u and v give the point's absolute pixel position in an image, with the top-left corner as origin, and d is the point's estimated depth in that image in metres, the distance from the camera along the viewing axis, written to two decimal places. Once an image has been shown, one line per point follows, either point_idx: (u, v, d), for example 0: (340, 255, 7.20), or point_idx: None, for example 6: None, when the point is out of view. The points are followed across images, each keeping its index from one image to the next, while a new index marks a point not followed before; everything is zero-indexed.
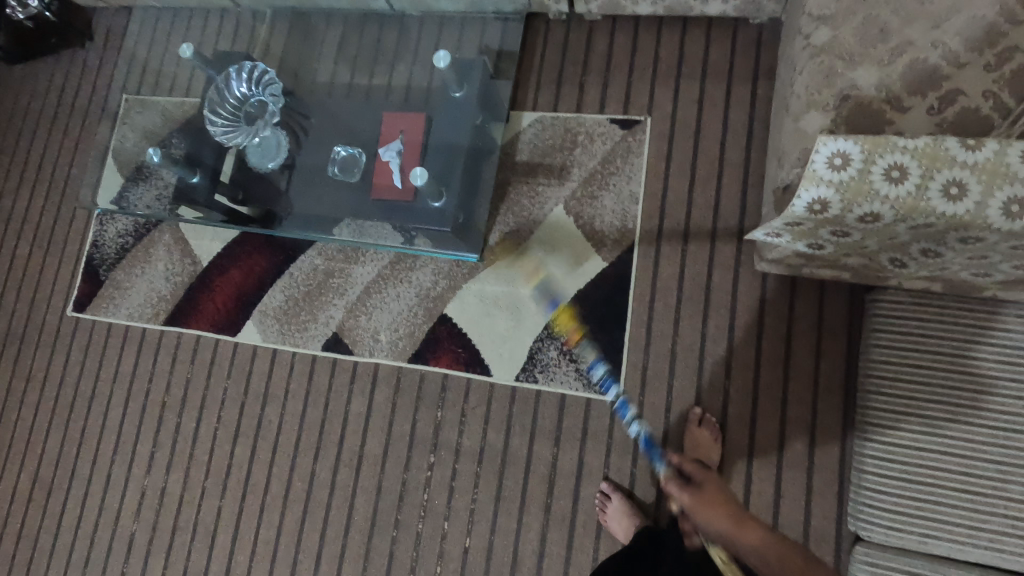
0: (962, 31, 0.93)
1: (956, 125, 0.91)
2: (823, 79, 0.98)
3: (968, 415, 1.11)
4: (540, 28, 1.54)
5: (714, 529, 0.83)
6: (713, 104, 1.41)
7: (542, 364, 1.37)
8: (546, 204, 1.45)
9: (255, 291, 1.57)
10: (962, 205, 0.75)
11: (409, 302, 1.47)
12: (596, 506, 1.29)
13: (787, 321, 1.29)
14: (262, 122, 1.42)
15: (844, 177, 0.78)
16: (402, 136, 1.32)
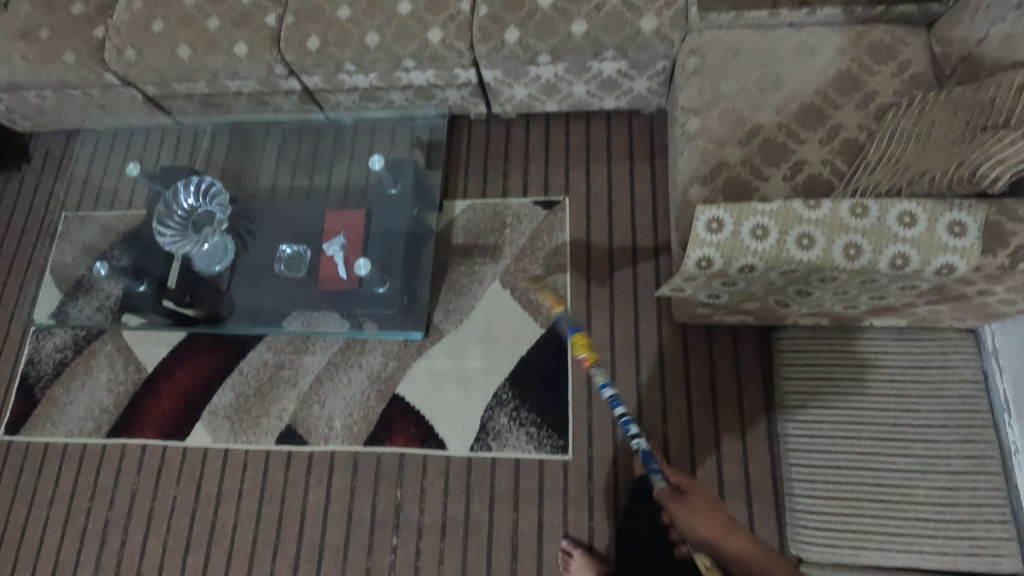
0: (798, 115, 1.16)
1: (805, 188, 1.11)
2: (700, 159, 1.18)
3: (869, 430, 1.27)
4: (464, 127, 1.74)
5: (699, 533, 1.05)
6: (620, 182, 1.61)
7: (494, 432, 1.44)
8: (484, 280, 1.57)
9: (204, 391, 1.58)
10: (813, 252, 0.92)
11: (360, 385, 1.52)
12: (560, 564, 1.32)
13: (710, 365, 1.41)
14: (210, 231, 1.47)
15: (721, 238, 0.95)
16: (344, 230, 1.42)
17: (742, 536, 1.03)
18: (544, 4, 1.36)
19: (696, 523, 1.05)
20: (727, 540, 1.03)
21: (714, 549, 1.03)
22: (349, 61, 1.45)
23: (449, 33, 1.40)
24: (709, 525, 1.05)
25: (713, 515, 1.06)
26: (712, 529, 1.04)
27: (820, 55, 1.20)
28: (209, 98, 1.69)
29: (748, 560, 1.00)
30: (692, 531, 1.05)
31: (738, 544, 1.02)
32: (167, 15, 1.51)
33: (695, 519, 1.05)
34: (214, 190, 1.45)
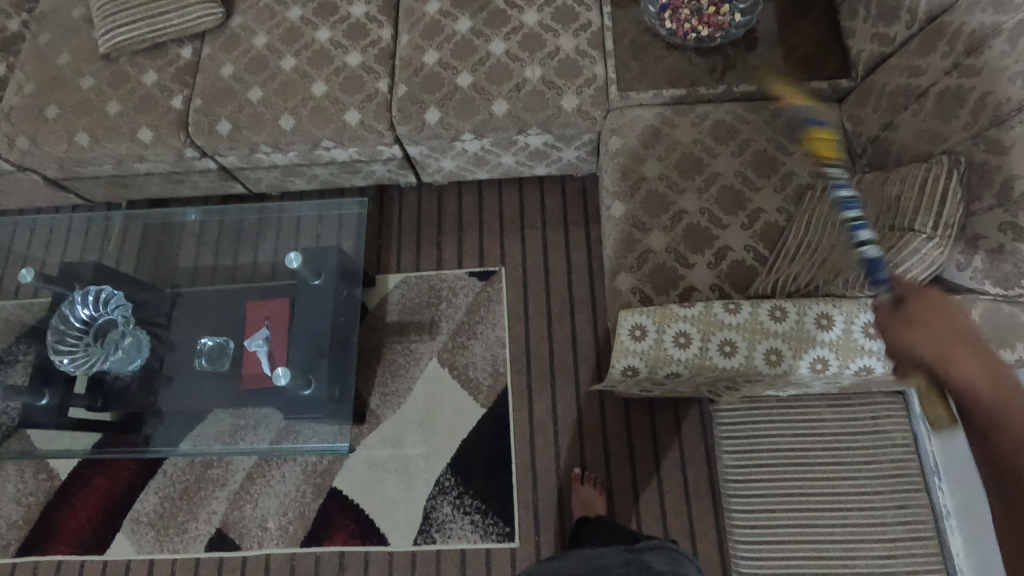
0: (720, 198, 1.16)
1: (730, 275, 1.11)
2: (626, 245, 1.16)
3: (811, 503, 1.23)
4: (395, 195, 1.68)
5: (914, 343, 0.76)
6: (556, 249, 1.59)
7: (438, 522, 1.38)
8: (421, 359, 1.52)
9: (125, 498, 1.47)
10: (735, 359, 0.91)
11: (295, 481, 1.44)
12: None
13: (653, 440, 1.40)
14: (114, 345, 1.35)
15: (645, 346, 0.93)
16: (267, 322, 1.34)
17: (975, 359, 0.71)
18: (464, 83, 1.32)
19: (917, 344, 0.75)
20: (954, 368, 0.72)
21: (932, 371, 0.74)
22: (264, 143, 1.37)
23: (368, 115, 1.34)
24: (930, 348, 0.73)
25: (951, 326, 0.74)
26: (934, 352, 0.73)
27: (738, 134, 1.21)
28: (117, 179, 1.57)
29: (968, 387, 0.71)
30: (907, 352, 0.77)
31: (968, 371, 0.71)
32: (63, 100, 1.41)
33: (920, 341, 0.75)
34: (110, 295, 1.33)
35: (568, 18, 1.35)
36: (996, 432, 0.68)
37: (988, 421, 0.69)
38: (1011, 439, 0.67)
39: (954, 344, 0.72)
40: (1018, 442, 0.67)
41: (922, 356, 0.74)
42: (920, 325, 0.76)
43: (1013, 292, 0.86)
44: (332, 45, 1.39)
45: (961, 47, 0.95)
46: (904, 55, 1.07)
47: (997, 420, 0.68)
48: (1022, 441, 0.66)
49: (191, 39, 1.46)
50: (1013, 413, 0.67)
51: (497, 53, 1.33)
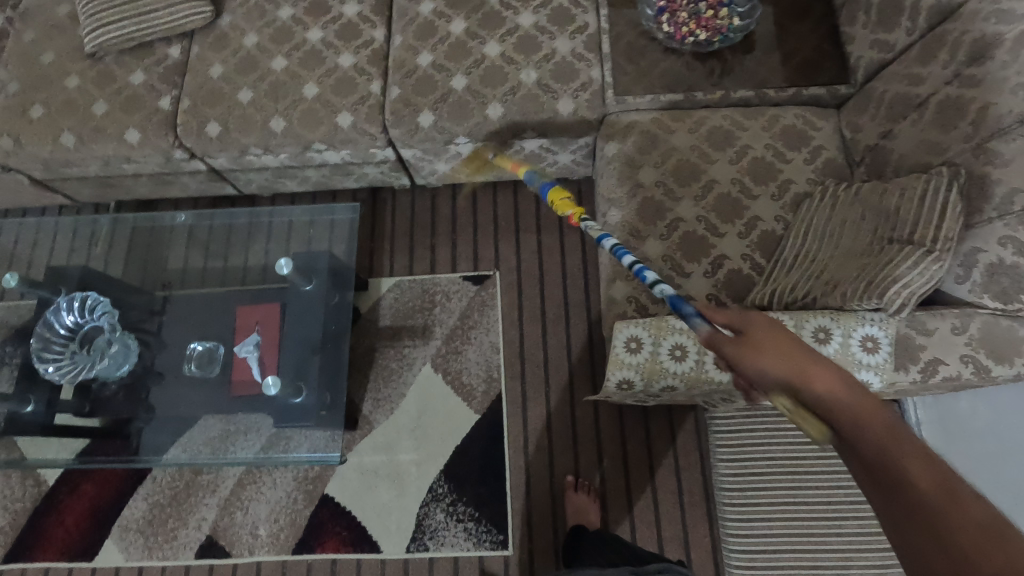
0: (717, 206, 1.15)
1: (727, 285, 1.09)
2: (622, 253, 1.15)
3: (806, 511, 1.21)
4: (388, 198, 1.66)
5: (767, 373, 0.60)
6: (550, 253, 1.57)
7: (431, 530, 1.37)
8: (414, 364, 1.50)
9: (114, 505, 1.45)
10: (732, 373, 0.90)
11: (286, 489, 1.43)
12: None
13: (648, 447, 1.39)
14: (100, 351, 1.32)
15: (640, 359, 0.92)
16: (257, 329, 1.33)
17: (834, 379, 0.57)
18: (458, 86, 1.30)
19: (766, 366, 0.60)
20: (827, 391, 0.56)
21: (794, 396, 0.58)
22: (254, 146, 1.35)
23: (360, 117, 1.32)
24: (786, 368, 0.59)
25: (790, 348, 0.60)
26: (794, 371, 0.58)
27: (736, 141, 1.19)
28: (105, 180, 1.54)
29: (841, 413, 0.56)
30: (760, 378, 0.60)
31: (844, 397, 0.56)
32: (48, 99, 1.38)
33: (771, 361, 0.60)
34: (95, 301, 1.32)
35: (564, 20, 1.33)
36: (892, 465, 0.52)
37: (877, 456, 0.53)
38: (919, 474, 0.51)
39: (808, 365, 0.58)
40: (924, 479, 0.50)
41: (780, 380, 0.59)
42: (762, 353, 0.60)
43: (1011, 306, 0.85)
44: (323, 46, 1.37)
45: (962, 56, 0.94)
46: (904, 63, 1.06)
47: (893, 457, 0.52)
48: (925, 483, 0.50)
49: (180, 37, 1.43)
50: (906, 445, 0.53)
51: (492, 55, 1.31)
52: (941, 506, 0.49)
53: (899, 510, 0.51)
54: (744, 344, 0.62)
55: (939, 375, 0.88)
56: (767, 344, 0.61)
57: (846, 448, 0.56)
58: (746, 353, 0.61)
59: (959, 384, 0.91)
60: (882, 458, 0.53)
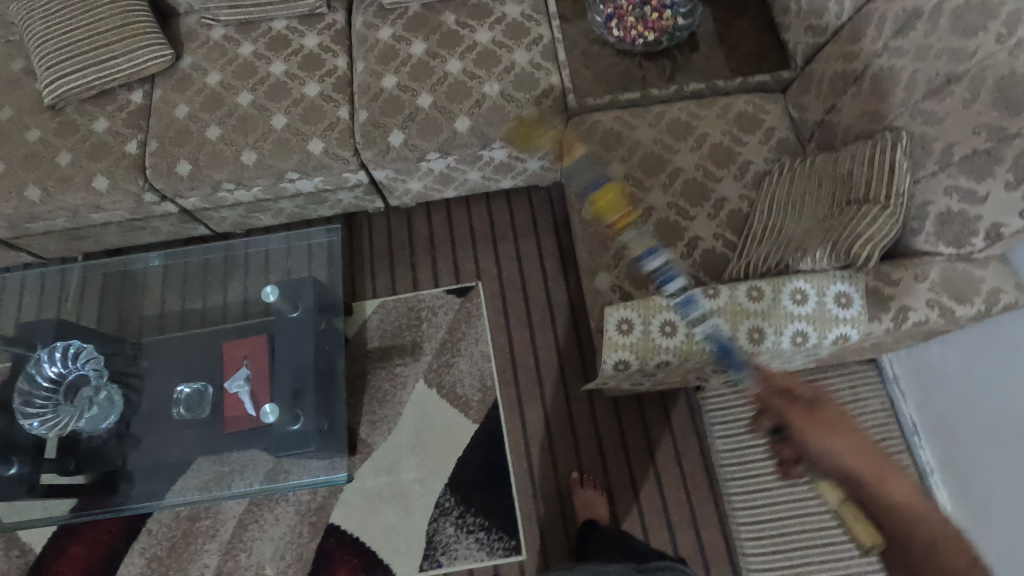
0: (684, 191, 1.20)
1: (703, 264, 1.15)
2: (601, 245, 1.19)
3: (802, 477, 1.34)
4: (363, 222, 1.68)
5: (825, 450, 0.79)
6: (529, 258, 1.61)
7: (442, 545, 1.36)
8: (407, 383, 1.50)
9: (108, 563, 1.39)
10: (720, 342, 0.94)
11: (290, 523, 1.40)
12: None
13: (646, 434, 1.42)
14: (87, 400, 1.30)
15: (632, 339, 0.95)
16: (245, 363, 1.31)
17: (908, 485, 0.78)
18: (425, 104, 1.34)
19: (827, 452, 0.79)
20: (885, 488, 0.78)
21: (859, 488, 0.79)
22: (227, 180, 1.36)
23: (331, 143, 1.34)
24: (862, 464, 0.78)
25: (859, 442, 0.79)
26: (865, 469, 0.78)
27: (694, 130, 1.26)
28: (72, 232, 1.52)
29: (894, 507, 0.77)
30: (818, 453, 0.80)
31: (898, 496, 0.77)
32: (9, 154, 1.36)
33: (835, 452, 0.79)
34: (79, 349, 1.32)
35: (519, 33, 1.39)
36: (924, 550, 0.74)
37: (903, 539, 0.76)
38: (947, 557, 0.73)
39: (884, 470, 0.78)
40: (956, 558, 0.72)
41: (845, 470, 0.79)
42: (825, 435, 0.80)
43: (965, 249, 0.92)
44: (287, 78, 1.39)
45: (888, 30, 1.03)
46: (837, 43, 1.15)
47: (920, 548, 0.74)
48: (959, 569, 0.71)
49: (140, 82, 1.43)
50: (944, 543, 0.74)
51: (454, 72, 1.36)
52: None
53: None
54: (819, 426, 0.81)
55: (909, 321, 0.93)
56: (836, 429, 0.81)
57: (886, 526, 0.78)
58: (809, 434, 0.81)
59: (930, 330, 0.97)
60: (913, 542, 0.75)
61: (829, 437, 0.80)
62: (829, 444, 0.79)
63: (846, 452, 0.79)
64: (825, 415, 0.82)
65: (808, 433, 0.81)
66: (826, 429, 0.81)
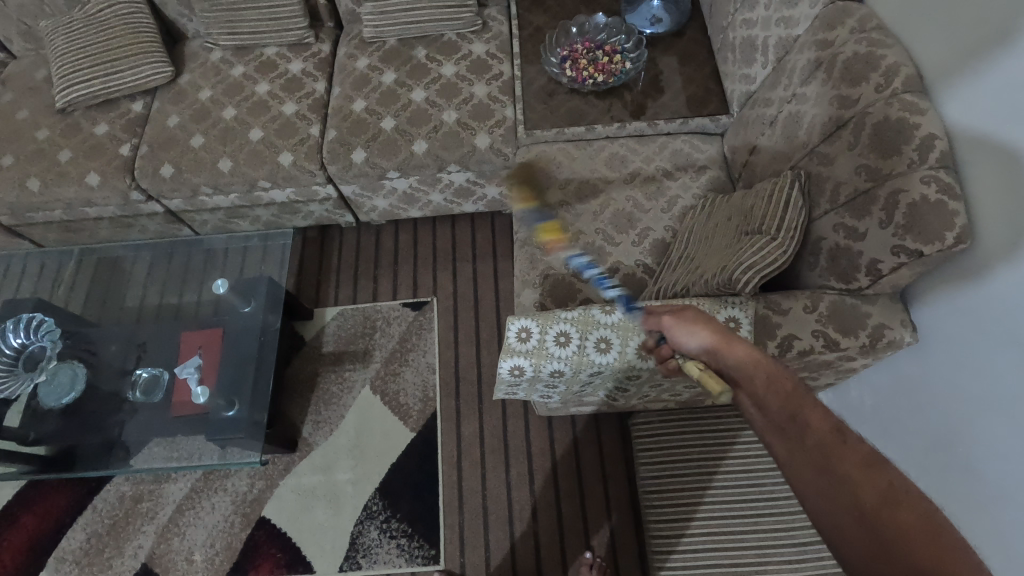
0: (612, 219, 1.27)
1: (622, 287, 1.20)
2: (529, 264, 1.26)
3: (725, 505, 1.34)
4: (335, 235, 1.79)
5: (693, 337, 0.78)
6: (485, 279, 1.68)
7: (364, 548, 1.38)
8: (354, 387, 1.56)
9: (50, 536, 1.45)
10: (610, 354, 0.99)
11: (224, 512, 1.45)
12: None
13: (575, 456, 1.45)
14: (43, 366, 1.46)
15: (529, 346, 1.00)
16: (199, 352, 1.42)
17: (749, 348, 0.74)
18: (388, 127, 1.46)
19: (694, 335, 0.78)
20: (731, 351, 0.74)
21: (714, 361, 0.76)
22: (204, 184, 1.49)
23: (300, 156, 1.47)
24: (710, 336, 0.77)
25: (715, 324, 0.78)
26: (714, 339, 0.76)
27: (630, 164, 1.34)
28: (69, 224, 1.66)
29: (741, 365, 0.73)
30: (688, 343, 0.79)
31: (743, 357, 0.73)
32: (18, 149, 1.53)
33: (700, 331, 0.78)
34: (41, 321, 1.47)
35: (481, 70, 1.51)
36: (772, 397, 0.67)
37: (755, 390, 0.69)
38: (784, 401, 0.66)
39: (731, 340, 0.75)
40: (795, 402, 0.65)
41: (704, 346, 0.77)
42: (686, 326, 0.79)
43: (852, 285, 0.96)
44: (270, 97, 1.54)
45: (797, 79, 1.10)
46: (762, 89, 1.22)
47: (764, 390, 0.68)
48: (792, 402, 0.66)
49: (143, 94, 1.60)
50: (784, 382, 0.68)
51: (418, 100, 1.48)
52: (789, 414, 0.65)
53: (785, 442, 0.63)
54: (682, 317, 0.80)
55: (793, 350, 0.96)
56: (699, 317, 0.79)
57: (742, 391, 0.71)
58: (678, 324, 0.80)
59: (822, 361, 1.00)
60: (768, 391, 0.68)
61: (686, 324, 0.80)
62: (695, 332, 0.78)
63: (702, 330, 0.78)
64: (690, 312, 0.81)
65: (673, 322, 0.81)
66: (687, 318, 0.80)
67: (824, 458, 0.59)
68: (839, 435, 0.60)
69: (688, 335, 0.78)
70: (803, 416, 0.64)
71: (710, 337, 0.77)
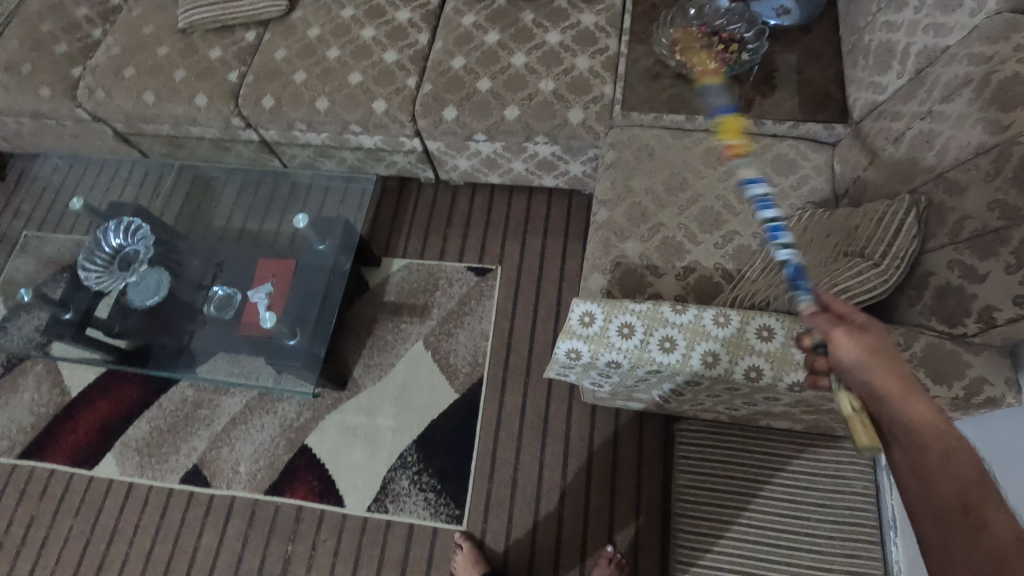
0: (697, 217, 1.22)
1: (695, 289, 1.15)
2: (603, 248, 1.22)
3: (760, 531, 1.29)
4: (413, 189, 1.81)
5: (857, 371, 0.68)
6: (553, 257, 1.66)
7: (393, 494, 1.43)
8: (408, 339, 1.60)
9: (120, 422, 1.58)
10: (673, 355, 0.95)
11: (271, 433, 1.53)
12: (450, 554, 1.36)
13: (613, 449, 1.42)
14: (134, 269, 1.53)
15: (590, 331, 0.98)
16: (271, 280, 1.47)
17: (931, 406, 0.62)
18: (483, 88, 1.44)
19: (858, 367, 0.68)
20: (906, 403, 0.63)
21: (879, 406, 0.65)
22: (300, 120, 1.53)
23: (393, 106, 1.48)
24: (884, 377, 0.66)
25: (892, 364, 0.67)
26: (884, 381, 0.66)
27: (727, 161, 1.27)
28: (174, 139, 1.76)
29: (912, 423, 0.61)
30: (851, 375, 0.69)
31: (920, 413, 0.61)
32: (140, 63, 1.62)
33: (869, 366, 0.67)
34: (138, 227, 1.55)
35: (587, 42, 1.46)
36: (944, 475, 0.55)
37: (921, 455, 0.58)
38: (958, 484, 0.54)
39: (908, 389, 0.64)
40: (970, 487, 0.53)
41: (870, 385, 0.67)
42: (856, 356, 0.69)
43: (956, 329, 0.88)
44: (374, 43, 1.55)
45: (937, 95, 0.99)
46: (892, 101, 1.11)
47: (936, 458, 0.57)
48: (974, 489, 0.53)
49: (257, 25, 1.66)
50: (966, 462, 0.55)
51: (517, 65, 1.45)
52: (959, 498, 0.53)
53: (928, 500, 0.55)
54: (852, 345, 0.70)
55: None
56: (877, 348, 0.69)
57: (901, 450, 0.61)
58: (840, 348, 0.71)
59: None
60: (933, 455, 0.57)
61: (852, 354, 0.69)
62: (861, 365, 0.68)
63: (872, 366, 0.67)
64: (865, 339, 0.70)
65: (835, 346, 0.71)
66: (851, 345, 0.70)
67: (983, 552, 0.49)
68: (1016, 552, 0.48)
69: (858, 365, 0.68)
70: (979, 508, 0.52)
71: (878, 376, 0.66)
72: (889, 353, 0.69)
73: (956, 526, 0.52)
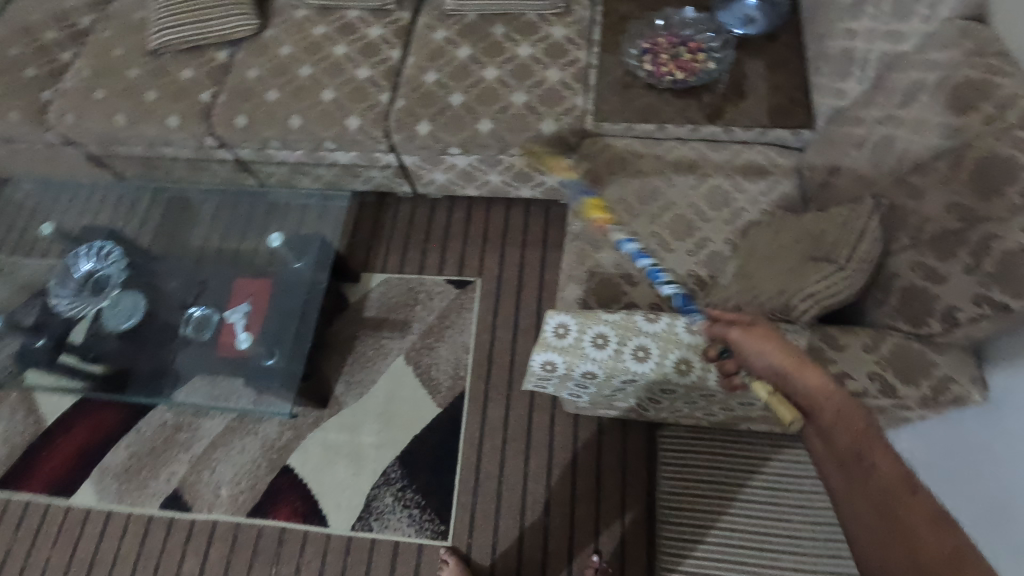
0: (670, 225, 1.23)
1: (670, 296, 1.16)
2: (578, 259, 1.23)
3: (743, 535, 1.29)
4: (391, 204, 1.81)
5: (762, 360, 0.80)
6: (532, 267, 1.67)
7: (377, 511, 1.42)
8: (389, 354, 1.59)
9: (97, 449, 1.55)
10: (647, 364, 0.95)
11: (253, 454, 1.51)
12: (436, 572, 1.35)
13: (596, 458, 1.42)
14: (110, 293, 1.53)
15: (564, 342, 0.98)
16: (248, 300, 1.49)
17: (820, 376, 0.76)
18: (455, 102, 1.45)
19: (763, 357, 0.80)
20: (802, 378, 0.77)
21: (782, 385, 0.79)
22: (274, 138, 1.53)
23: (366, 122, 1.48)
24: (780, 358, 0.78)
25: (784, 344, 0.80)
26: (784, 363, 0.78)
27: (698, 169, 1.28)
28: (148, 160, 1.75)
29: (810, 396, 0.76)
30: (757, 363, 0.81)
31: (813, 384, 0.76)
32: (110, 85, 1.61)
33: (768, 354, 0.79)
34: (112, 250, 1.54)
35: (558, 55, 1.48)
36: (840, 436, 0.72)
37: (822, 422, 0.74)
38: (853, 441, 0.71)
39: (800, 363, 0.78)
40: (859, 440, 0.70)
41: (774, 369, 0.79)
42: (758, 347, 0.80)
43: (922, 329, 0.89)
44: (346, 60, 1.56)
45: (895, 100, 1.02)
46: (854, 107, 1.13)
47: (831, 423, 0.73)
48: (861, 444, 0.70)
49: (228, 44, 1.66)
50: (852, 426, 0.72)
51: (489, 79, 1.47)
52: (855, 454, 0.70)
53: (836, 460, 0.72)
54: (755, 339, 0.81)
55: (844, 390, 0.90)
56: (771, 336, 0.81)
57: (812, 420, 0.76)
58: (748, 343, 0.81)
59: (875, 406, 0.93)
60: (836, 430, 0.72)
61: (757, 347, 0.81)
62: (764, 355, 0.79)
63: (772, 354, 0.79)
64: (760, 331, 0.82)
65: (743, 342, 0.82)
66: (756, 339, 0.81)
67: (883, 500, 0.66)
68: (908, 486, 0.65)
69: (760, 356, 0.80)
70: (872, 458, 0.68)
71: (778, 360, 0.78)
72: (779, 337, 0.81)
73: (863, 480, 0.68)
